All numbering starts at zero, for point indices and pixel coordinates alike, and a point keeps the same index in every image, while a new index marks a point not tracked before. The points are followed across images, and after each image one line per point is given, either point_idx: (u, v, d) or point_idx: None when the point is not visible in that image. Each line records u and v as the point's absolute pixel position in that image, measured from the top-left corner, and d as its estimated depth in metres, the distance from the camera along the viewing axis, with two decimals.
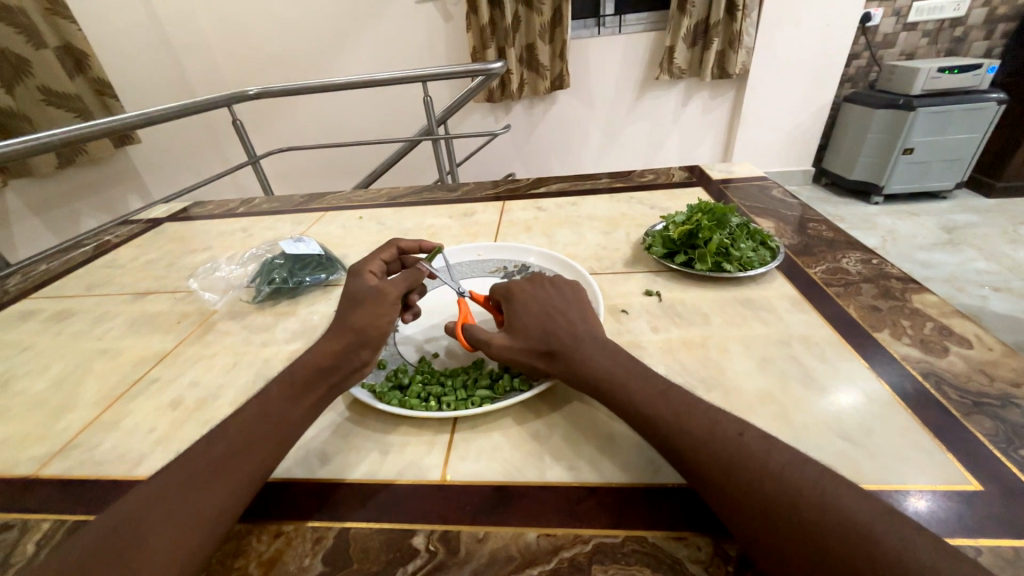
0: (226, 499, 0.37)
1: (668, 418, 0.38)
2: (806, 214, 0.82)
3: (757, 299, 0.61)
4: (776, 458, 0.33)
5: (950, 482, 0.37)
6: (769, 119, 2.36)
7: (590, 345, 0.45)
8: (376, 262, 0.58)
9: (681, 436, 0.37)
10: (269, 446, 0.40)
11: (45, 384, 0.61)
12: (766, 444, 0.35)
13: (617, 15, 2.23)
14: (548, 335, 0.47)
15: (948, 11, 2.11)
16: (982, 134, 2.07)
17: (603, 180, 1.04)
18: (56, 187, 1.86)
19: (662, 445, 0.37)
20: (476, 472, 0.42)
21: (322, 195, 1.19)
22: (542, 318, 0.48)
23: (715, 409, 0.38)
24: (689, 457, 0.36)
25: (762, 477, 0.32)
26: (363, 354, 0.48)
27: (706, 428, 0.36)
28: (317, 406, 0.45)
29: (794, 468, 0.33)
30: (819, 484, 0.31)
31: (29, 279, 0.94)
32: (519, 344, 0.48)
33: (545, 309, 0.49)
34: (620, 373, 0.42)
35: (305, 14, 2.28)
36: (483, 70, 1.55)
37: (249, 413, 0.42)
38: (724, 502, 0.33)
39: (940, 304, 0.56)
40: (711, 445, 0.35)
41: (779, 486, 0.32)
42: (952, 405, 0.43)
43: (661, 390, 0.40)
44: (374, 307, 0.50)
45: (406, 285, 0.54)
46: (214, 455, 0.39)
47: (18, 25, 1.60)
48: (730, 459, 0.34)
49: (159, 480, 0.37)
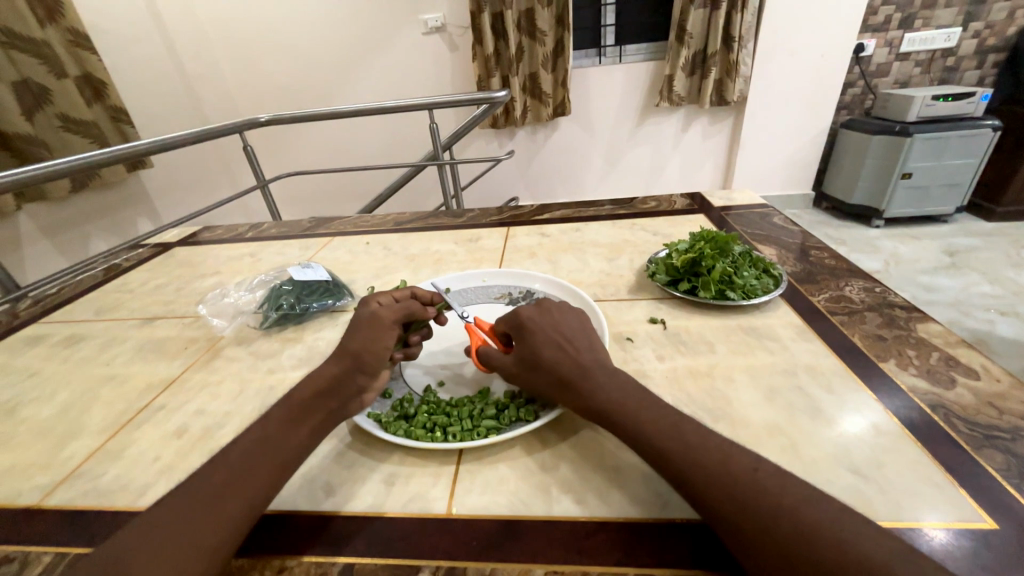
0: (224, 529, 0.36)
1: (677, 451, 0.38)
2: (807, 241, 0.83)
3: (762, 328, 0.61)
4: (788, 493, 0.33)
5: (965, 519, 0.36)
6: (768, 145, 2.41)
7: (600, 374, 0.45)
8: (387, 293, 0.57)
9: (693, 469, 0.36)
10: (268, 474, 0.40)
11: (52, 411, 0.61)
12: (778, 479, 0.34)
13: (617, 46, 2.30)
14: (562, 365, 0.46)
15: (939, 41, 2.17)
16: (979, 159, 2.10)
17: (606, 207, 1.06)
18: (69, 211, 1.90)
19: (674, 478, 0.37)
20: (482, 504, 0.42)
21: (329, 219, 1.21)
22: (556, 346, 0.48)
23: (727, 442, 0.38)
24: (702, 492, 0.35)
25: (777, 512, 0.32)
26: (360, 378, 0.48)
27: (715, 459, 0.36)
28: (317, 431, 0.45)
29: (806, 502, 0.32)
30: (833, 522, 0.31)
31: (41, 302, 0.96)
32: (536, 374, 0.48)
33: (557, 338, 0.49)
34: (631, 405, 0.42)
35: (316, 45, 2.38)
36: (489, 98, 1.59)
37: (248, 442, 0.42)
38: (739, 539, 0.33)
39: (945, 334, 0.56)
40: (724, 480, 0.35)
41: (793, 521, 0.31)
42: (962, 439, 0.43)
43: (669, 422, 0.40)
44: (368, 330, 0.50)
45: (406, 314, 0.54)
46: (214, 485, 0.38)
47: (43, 56, 1.67)
48: (744, 497, 0.34)
49: (158, 513, 0.37)
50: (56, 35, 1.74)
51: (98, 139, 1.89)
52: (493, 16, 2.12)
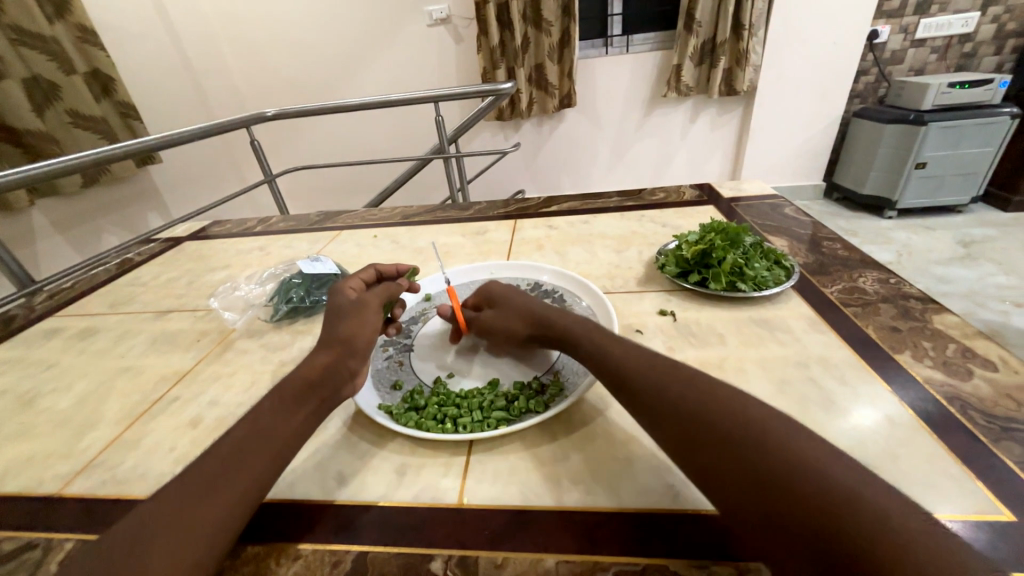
0: (225, 512, 0.36)
1: (700, 412, 0.36)
2: (819, 232, 0.81)
3: (774, 319, 0.60)
4: (816, 454, 0.31)
5: (983, 511, 0.36)
6: (777, 135, 2.37)
7: (569, 317, 0.52)
8: (355, 280, 0.60)
9: (676, 402, 0.37)
10: (266, 459, 0.40)
11: (70, 401, 0.63)
12: (808, 441, 0.32)
13: (624, 36, 2.28)
14: (528, 308, 0.55)
15: (956, 27, 2.11)
16: (996, 147, 2.06)
17: (614, 199, 1.05)
18: (80, 206, 1.92)
19: (655, 409, 0.38)
20: (493, 495, 0.42)
21: (337, 213, 1.21)
22: (515, 295, 0.58)
23: (713, 380, 0.39)
24: (684, 421, 0.36)
25: (753, 439, 0.33)
26: (352, 362, 0.49)
27: (737, 418, 0.34)
28: (311, 418, 0.44)
29: (838, 466, 0.30)
30: (864, 486, 0.29)
31: (56, 296, 0.97)
32: (508, 322, 0.55)
33: (513, 291, 0.59)
34: (613, 349, 0.45)
35: (322, 39, 2.38)
36: (495, 90, 1.57)
37: (241, 431, 0.41)
38: (757, 503, 0.30)
39: (962, 325, 0.55)
40: (716, 427, 0.34)
41: (769, 445, 0.32)
42: (979, 431, 0.42)
43: (695, 385, 0.38)
44: (356, 315, 0.53)
45: (386, 297, 0.58)
46: (211, 471, 0.38)
47: (52, 53, 1.68)
48: (723, 424, 0.34)
49: (158, 501, 0.36)
50: (65, 32, 1.75)
51: (108, 134, 1.89)
52: (498, 6, 2.10)
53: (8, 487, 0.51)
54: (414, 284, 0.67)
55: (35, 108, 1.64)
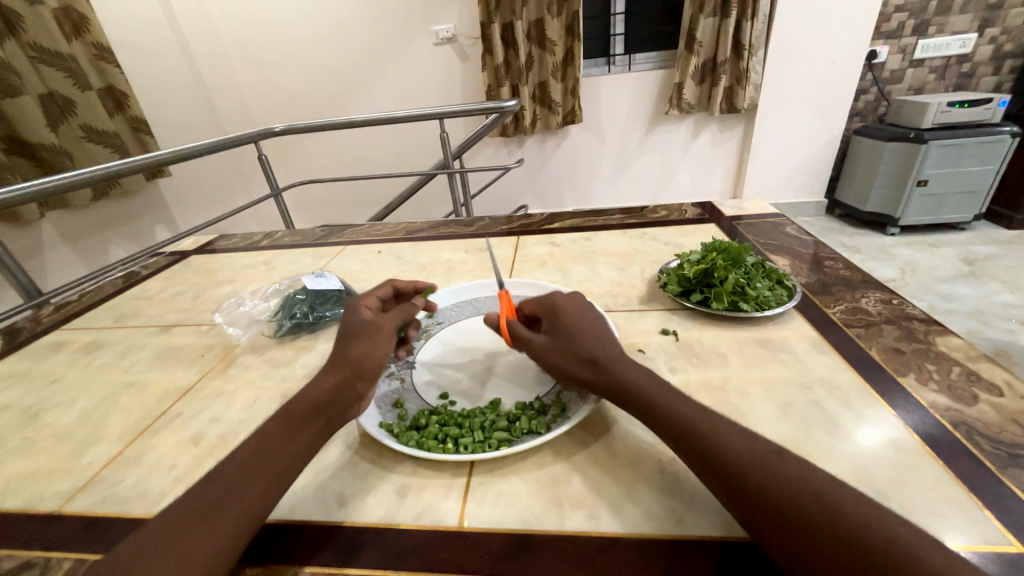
0: (224, 537, 0.36)
1: (746, 464, 0.35)
2: (821, 251, 0.82)
3: (776, 339, 0.60)
4: (870, 510, 0.31)
5: (992, 542, 0.35)
6: (778, 153, 2.39)
7: (627, 361, 0.46)
8: (371, 299, 0.58)
9: (718, 454, 0.37)
10: (268, 481, 0.40)
11: (74, 416, 0.63)
12: (831, 477, 0.34)
13: (627, 55, 2.33)
14: (593, 343, 0.47)
15: (954, 48, 2.15)
16: (997, 166, 2.07)
17: (616, 216, 1.06)
18: (88, 218, 1.94)
19: (698, 460, 0.38)
20: (494, 518, 0.42)
21: (342, 227, 1.22)
22: (582, 320, 0.49)
23: (744, 428, 0.39)
24: (729, 475, 0.35)
25: (803, 491, 0.33)
26: (358, 386, 0.48)
27: (781, 470, 0.34)
28: (316, 441, 0.44)
29: (849, 494, 0.32)
30: (914, 540, 0.29)
31: (62, 308, 0.98)
32: (565, 347, 0.47)
33: (579, 314, 0.50)
34: (653, 387, 0.43)
35: (331, 57, 2.44)
36: (498, 108, 1.58)
37: (245, 453, 0.41)
38: (805, 548, 0.31)
39: (966, 348, 0.55)
40: (764, 480, 0.34)
41: (819, 498, 0.32)
42: (985, 458, 0.42)
43: (734, 434, 0.38)
44: (367, 338, 0.50)
45: (401, 319, 0.55)
46: (213, 494, 0.38)
47: (67, 70, 1.72)
48: (769, 477, 0.34)
49: (159, 523, 0.36)
50: (81, 49, 1.80)
51: (120, 149, 1.92)
52: (503, 26, 2.15)
53: (8, 504, 0.50)
54: (431, 304, 0.66)
55: (48, 122, 1.68)
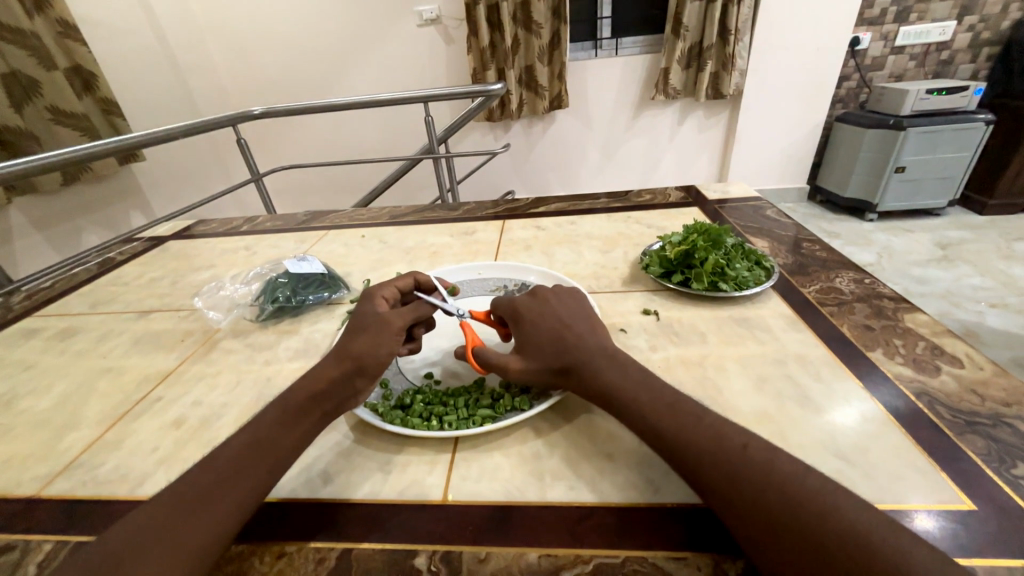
0: (213, 524, 0.36)
1: (714, 459, 0.36)
2: (799, 234, 0.84)
3: (753, 318, 0.62)
4: (830, 499, 0.32)
5: (945, 501, 0.37)
6: (762, 139, 2.41)
7: (601, 365, 0.46)
8: (390, 288, 0.58)
9: (688, 450, 0.38)
10: (262, 469, 0.40)
11: (50, 402, 0.62)
12: (798, 470, 0.35)
13: (614, 39, 2.30)
14: (559, 350, 0.48)
15: (934, 35, 2.18)
16: (971, 153, 2.12)
17: (601, 200, 1.06)
18: (58, 204, 1.88)
19: (671, 457, 0.39)
20: (478, 491, 0.43)
21: (324, 212, 1.20)
22: (545, 326, 0.50)
23: (719, 421, 0.40)
24: (698, 471, 0.37)
25: (767, 485, 0.34)
26: (358, 382, 0.47)
27: (748, 464, 0.35)
28: (312, 431, 0.44)
29: (812, 486, 0.33)
30: (871, 527, 0.30)
31: (33, 295, 0.95)
32: (534, 357, 0.48)
33: (543, 322, 0.51)
34: (631, 387, 0.44)
35: (312, 37, 2.37)
36: (484, 91, 1.56)
37: (239, 443, 0.41)
38: (766, 538, 0.32)
39: (931, 323, 0.58)
40: (731, 474, 0.35)
41: (780, 491, 0.33)
42: (945, 425, 0.44)
43: (705, 429, 0.39)
44: (373, 333, 0.49)
45: (413, 316, 0.53)
46: (205, 482, 0.38)
47: (30, 47, 1.63)
48: (734, 471, 0.35)
49: (149, 510, 0.36)
50: (45, 26, 1.71)
51: (90, 132, 1.85)
52: (489, 7, 2.11)
53: None
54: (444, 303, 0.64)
55: (13, 104, 1.60)
